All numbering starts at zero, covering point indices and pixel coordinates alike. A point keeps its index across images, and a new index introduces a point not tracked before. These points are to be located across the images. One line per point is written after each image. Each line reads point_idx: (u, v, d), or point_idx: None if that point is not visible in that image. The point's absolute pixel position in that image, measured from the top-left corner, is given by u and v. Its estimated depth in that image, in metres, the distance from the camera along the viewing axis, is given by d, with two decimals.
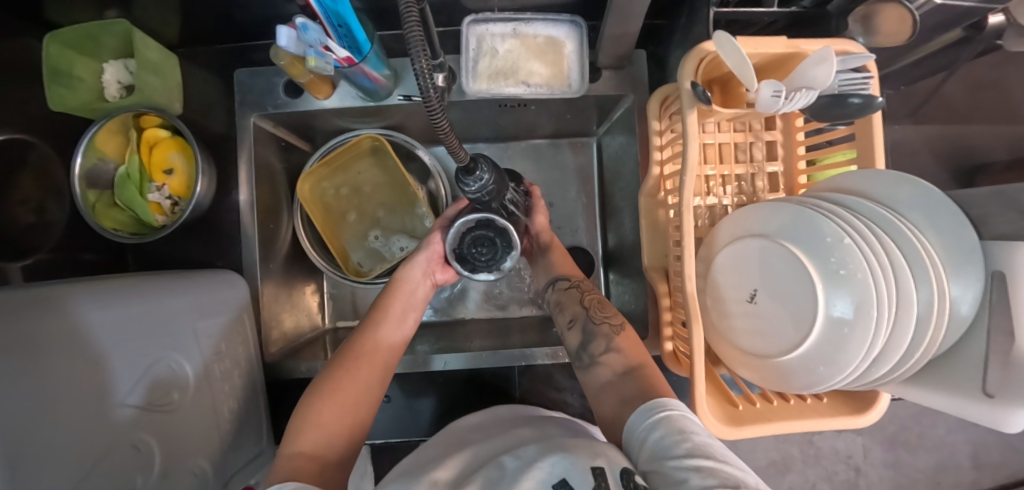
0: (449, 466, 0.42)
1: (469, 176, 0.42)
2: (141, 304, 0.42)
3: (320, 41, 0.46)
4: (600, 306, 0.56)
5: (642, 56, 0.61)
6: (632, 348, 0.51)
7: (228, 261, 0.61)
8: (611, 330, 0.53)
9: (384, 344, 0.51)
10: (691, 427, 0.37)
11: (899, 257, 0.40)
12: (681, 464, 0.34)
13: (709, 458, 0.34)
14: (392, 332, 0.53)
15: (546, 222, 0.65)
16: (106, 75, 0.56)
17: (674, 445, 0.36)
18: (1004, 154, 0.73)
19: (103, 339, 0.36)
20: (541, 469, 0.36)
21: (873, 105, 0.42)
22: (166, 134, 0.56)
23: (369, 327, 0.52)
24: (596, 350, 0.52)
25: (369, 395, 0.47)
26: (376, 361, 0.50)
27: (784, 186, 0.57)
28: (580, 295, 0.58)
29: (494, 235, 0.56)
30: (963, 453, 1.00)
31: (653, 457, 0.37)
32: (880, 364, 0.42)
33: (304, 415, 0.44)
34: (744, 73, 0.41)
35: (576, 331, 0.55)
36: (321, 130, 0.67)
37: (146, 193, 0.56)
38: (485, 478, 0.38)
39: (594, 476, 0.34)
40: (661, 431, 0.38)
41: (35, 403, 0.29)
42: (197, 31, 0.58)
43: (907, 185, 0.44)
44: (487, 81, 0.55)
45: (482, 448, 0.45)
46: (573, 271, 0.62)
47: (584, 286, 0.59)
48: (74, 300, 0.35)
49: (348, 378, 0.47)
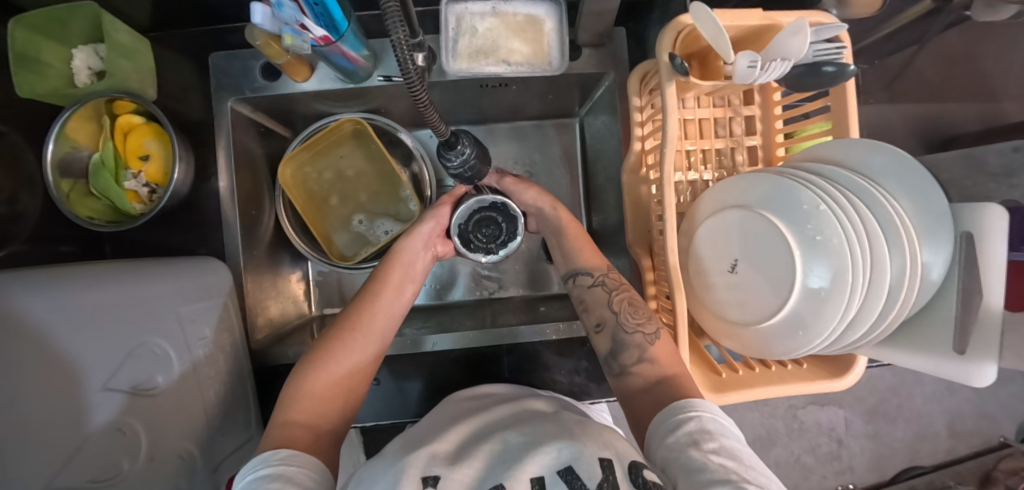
0: (448, 438, 0.42)
1: (450, 150, 0.42)
2: (112, 292, 0.40)
3: (296, 19, 0.45)
4: (632, 309, 0.51)
5: (622, 33, 0.61)
6: (668, 357, 0.46)
7: (210, 249, 0.60)
8: (644, 340, 0.48)
9: (382, 314, 0.51)
10: (719, 429, 0.38)
11: (873, 222, 0.41)
12: (705, 456, 0.35)
13: (734, 459, 0.35)
14: (390, 302, 0.53)
15: (536, 195, 0.62)
16: (75, 60, 0.55)
17: (699, 440, 0.36)
18: (976, 128, 0.74)
19: (73, 329, 0.35)
20: (547, 454, 0.36)
21: (846, 73, 0.43)
22: (140, 120, 0.55)
23: (364, 300, 0.52)
24: (627, 361, 0.48)
25: (362, 369, 0.48)
26: (372, 334, 0.50)
27: (763, 159, 0.58)
28: (607, 296, 0.53)
29: (500, 220, 0.60)
30: (941, 423, 1.04)
31: (673, 446, 0.37)
32: (856, 327, 0.43)
33: (298, 386, 0.45)
34: (721, 46, 0.41)
35: (606, 336, 0.51)
36: (301, 114, 0.67)
37: (122, 181, 0.55)
38: (486, 452, 0.39)
39: (602, 468, 0.34)
40: (688, 424, 0.38)
41: (10, 385, 0.29)
42: (169, 14, 0.57)
43: (881, 153, 0.45)
44: (467, 60, 0.55)
45: (481, 423, 0.45)
46: (599, 265, 0.56)
47: (610, 283, 0.54)
48: (46, 286, 0.35)
49: (341, 352, 0.48)
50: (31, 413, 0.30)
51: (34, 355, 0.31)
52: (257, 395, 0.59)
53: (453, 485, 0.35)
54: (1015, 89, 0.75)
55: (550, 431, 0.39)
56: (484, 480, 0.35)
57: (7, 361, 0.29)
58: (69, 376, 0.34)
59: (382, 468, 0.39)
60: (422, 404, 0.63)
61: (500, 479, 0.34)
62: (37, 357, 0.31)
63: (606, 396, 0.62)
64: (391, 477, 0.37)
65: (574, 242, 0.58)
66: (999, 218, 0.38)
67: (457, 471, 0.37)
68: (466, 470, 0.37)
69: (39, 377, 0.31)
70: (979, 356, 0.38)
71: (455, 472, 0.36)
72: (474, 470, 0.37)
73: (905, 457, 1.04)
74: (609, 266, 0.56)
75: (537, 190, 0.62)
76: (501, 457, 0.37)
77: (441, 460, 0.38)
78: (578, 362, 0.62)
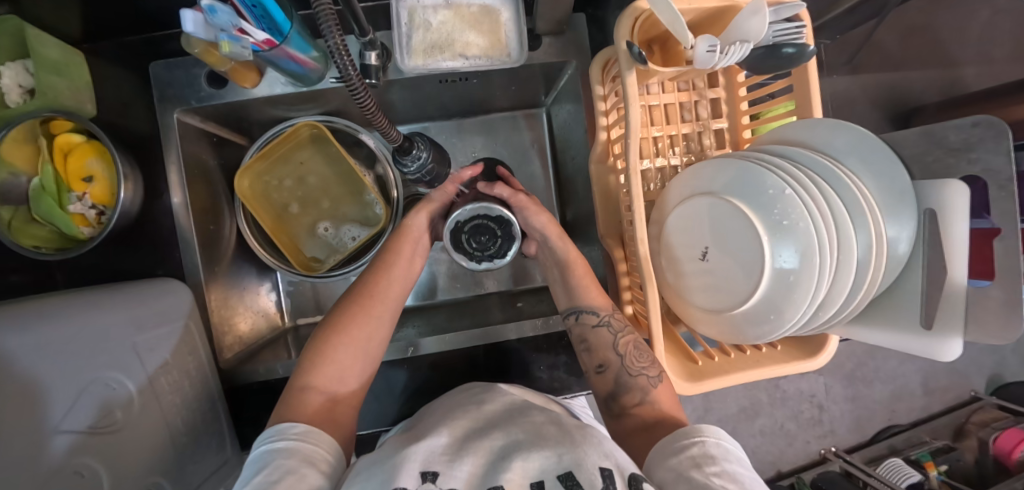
0: (446, 433, 0.41)
1: (405, 156, 0.41)
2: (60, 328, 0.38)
3: (233, 24, 0.42)
4: (638, 352, 0.49)
5: (581, 19, 0.59)
6: (667, 401, 0.47)
7: (169, 269, 0.58)
8: (647, 383, 0.48)
9: (395, 284, 0.52)
10: (722, 454, 0.37)
11: (838, 202, 0.41)
12: (707, 478, 0.34)
13: (735, 484, 0.34)
14: (402, 274, 0.54)
15: (547, 220, 0.58)
16: (2, 78, 0.49)
17: (701, 463, 0.36)
18: (936, 97, 0.75)
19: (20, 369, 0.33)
20: (546, 458, 0.35)
21: (805, 54, 0.43)
22: (79, 138, 0.52)
23: (377, 270, 0.53)
24: (627, 403, 0.48)
25: (380, 335, 0.50)
26: (387, 306, 0.51)
27: (729, 142, 0.57)
28: (612, 338, 0.51)
29: (495, 230, 0.54)
30: (915, 382, 1.08)
31: (671, 469, 0.37)
32: (825, 308, 0.43)
33: (320, 351, 0.47)
34: (679, 30, 0.39)
35: (607, 376, 0.50)
36: (256, 121, 0.64)
37: (65, 205, 0.52)
38: (485, 450, 0.38)
39: (602, 478, 0.33)
40: (690, 449, 0.38)
41: None
42: (100, 23, 0.53)
43: (844, 132, 0.44)
44: (423, 56, 0.52)
45: (476, 418, 0.44)
46: (605, 305, 0.54)
47: (615, 324, 0.52)
48: None
49: (357, 322, 0.49)
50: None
51: None
52: (229, 415, 0.57)
53: (454, 482, 0.34)
54: (972, 56, 0.77)
55: (541, 433, 0.39)
56: (483, 481, 0.34)
57: None
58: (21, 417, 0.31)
59: (378, 459, 0.38)
60: (402, 408, 0.62)
61: (498, 479, 0.33)
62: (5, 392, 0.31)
63: (586, 389, 0.62)
64: (387, 469, 0.35)
65: (580, 278, 0.56)
66: (959, 194, 0.38)
67: (458, 468, 0.35)
68: (465, 467, 0.36)
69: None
70: (945, 331, 0.39)
71: (455, 470, 0.35)
72: (474, 467, 0.36)
73: (884, 417, 1.08)
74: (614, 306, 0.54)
75: (547, 215, 0.58)
76: (499, 454, 0.37)
77: (439, 456, 0.37)
78: (556, 357, 0.63)
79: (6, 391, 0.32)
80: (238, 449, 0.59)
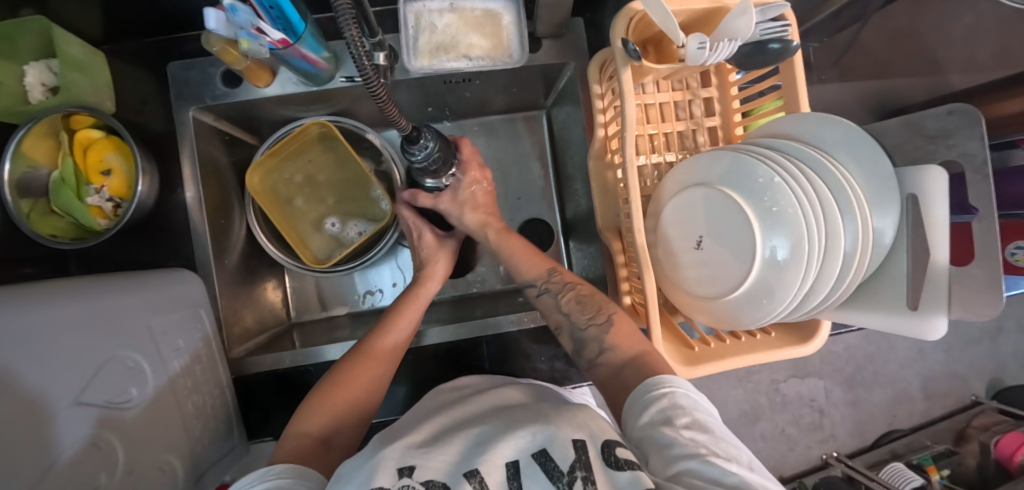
0: (422, 430, 0.41)
1: (413, 145, 0.42)
2: (95, 302, 0.40)
3: (251, 23, 0.44)
4: (580, 305, 0.52)
5: (579, 23, 0.62)
6: (625, 339, 0.47)
7: (181, 260, 0.59)
8: (597, 330, 0.49)
9: (397, 336, 0.54)
10: (691, 403, 0.38)
11: (825, 191, 0.43)
12: (677, 432, 0.35)
13: (705, 432, 0.35)
14: (405, 331, 0.55)
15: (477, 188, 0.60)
16: (28, 77, 0.52)
17: (672, 416, 0.37)
18: (925, 99, 0.78)
19: (56, 337, 0.34)
20: (521, 438, 0.36)
21: (790, 49, 0.46)
22: (99, 134, 0.54)
23: (388, 321, 0.55)
24: (591, 355, 0.49)
25: (376, 392, 0.50)
26: (389, 361, 0.52)
27: (723, 138, 0.60)
28: (555, 301, 0.54)
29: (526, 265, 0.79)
30: (914, 385, 1.08)
31: (644, 425, 0.38)
32: (816, 292, 0.44)
33: (320, 399, 0.47)
34: (671, 29, 0.42)
35: (566, 336, 0.53)
36: (266, 120, 0.67)
37: (83, 197, 0.53)
38: (461, 440, 0.38)
39: (575, 449, 0.34)
40: (661, 401, 0.38)
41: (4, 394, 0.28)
42: (120, 25, 0.56)
43: (830, 124, 0.46)
44: (428, 57, 0.55)
45: (456, 415, 0.44)
46: (540, 272, 0.56)
47: (553, 288, 0.55)
48: (26, 298, 0.34)
49: (361, 372, 0.50)
50: (31, 420, 0.31)
51: (27, 353, 0.31)
52: (237, 404, 0.59)
53: (429, 473, 0.34)
54: (960, 62, 0.80)
55: (535, 415, 0.40)
56: (461, 464, 0.34)
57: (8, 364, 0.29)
58: (57, 379, 0.33)
59: (358, 463, 0.37)
60: (406, 399, 0.63)
61: (474, 464, 0.33)
62: (38, 355, 0.32)
63: (587, 380, 0.64)
64: (364, 469, 0.35)
65: (511, 252, 0.59)
66: (938, 178, 0.41)
67: (433, 458, 0.35)
68: (442, 456, 0.36)
69: (25, 387, 0.30)
70: (931, 310, 0.41)
71: (430, 460, 0.35)
72: (450, 457, 0.36)
73: (884, 421, 1.08)
74: (550, 270, 0.56)
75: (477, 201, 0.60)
76: (476, 442, 0.37)
77: (414, 450, 0.37)
78: (557, 348, 0.64)
79: (57, 354, 0.34)
80: (244, 438, 0.60)
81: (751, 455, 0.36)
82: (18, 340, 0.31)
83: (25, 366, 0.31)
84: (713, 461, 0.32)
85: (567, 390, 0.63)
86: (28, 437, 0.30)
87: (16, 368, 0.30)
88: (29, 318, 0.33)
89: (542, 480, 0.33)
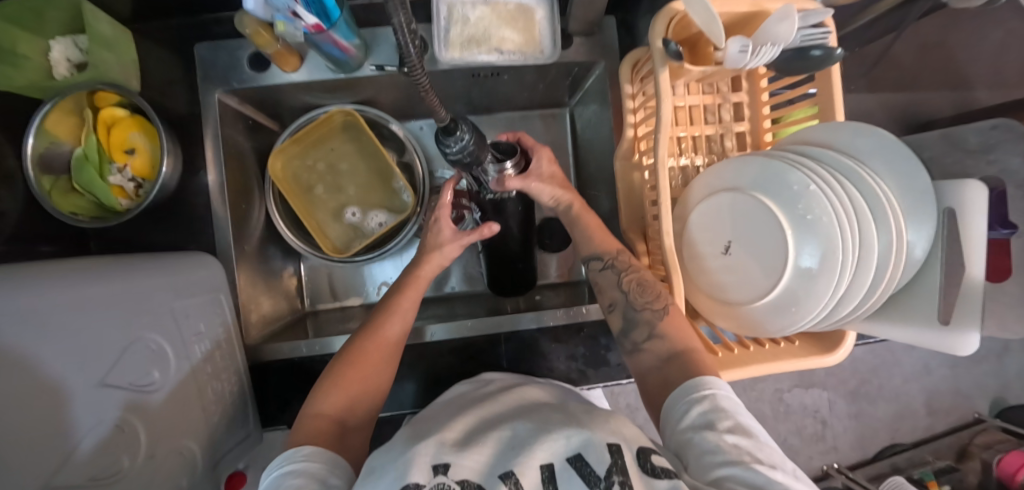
0: (454, 427, 0.40)
1: (448, 136, 0.40)
2: (120, 282, 0.39)
3: (288, 7, 0.43)
4: (640, 288, 0.49)
5: (610, 22, 0.61)
6: (678, 332, 0.46)
7: (201, 245, 0.59)
8: (653, 315, 0.47)
9: (401, 312, 0.51)
10: (733, 406, 0.38)
11: (860, 201, 0.43)
12: (720, 437, 0.35)
13: (747, 437, 0.35)
14: (410, 306, 0.52)
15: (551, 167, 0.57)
16: (53, 52, 0.51)
17: (714, 420, 0.36)
18: (950, 113, 0.77)
19: (84, 317, 0.34)
20: (555, 441, 0.35)
21: (834, 57, 0.44)
22: (123, 112, 0.53)
23: (393, 298, 0.52)
24: (639, 338, 0.48)
25: (386, 371, 0.48)
26: (393, 341, 0.50)
27: (751, 144, 0.59)
28: (617, 277, 0.52)
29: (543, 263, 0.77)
30: (918, 401, 1.08)
31: (684, 428, 0.38)
32: (846, 303, 0.44)
33: (333, 381, 0.46)
34: (713, 31, 0.41)
35: (617, 314, 0.51)
36: (288, 107, 0.66)
37: (106, 175, 0.53)
38: (494, 440, 0.37)
39: (610, 453, 0.33)
40: (701, 404, 0.38)
41: (29, 375, 0.28)
42: (149, 4, 0.55)
43: (867, 136, 0.46)
44: (459, 49, 0.54)
45: (485, 413, 0.43)
46: (609, 248, 0.54)
47: (620, 265, 0.52)
48: (55, 275, 0.34)
49: (366, 352, 0.48)
50: (59, 402, 0.30)
51: (58, 332, 0.31)
52: (253, 391, 0.58)
53: (464, 472, 0.33)
54: (987, 77, 0.79)
55: (564, 416, 0.39)
56: (495, 466, 0.34)
57: (36, 345, 0.29)
58: (87, 359, 0.33)
59: (389, 457, 0.37)
60: (420, 393, 0.63)
61: (509, 465, 0.33)
62: (68, 335, 0.32)
63: (603, 382, 0.64)
64: (399, 465, 0.34)
65: (586, 227, 0.57)
66: (978, 192, 0.40)
67: (467, 458, 0.35)
68: (475, 456, 0.35)
69: (53, 367, 0.30)
70: (963, 326, 0.40)
71: (465, 460, 0.35)
72: (483, 457, 0.35)
73: (887, 435, 1.08)
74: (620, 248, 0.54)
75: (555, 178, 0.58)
76: (510, 444, 0.36)
77: (448, 448, 0.36)
78: (575, 348, 0.63)
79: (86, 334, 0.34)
80: (258, 425, 0.59)
81: (794, 463, 0.36)
82: (50, 318, 0.30)
83: (55, 346, 0.30)
84: (758, 469, 0.32)
85: (583, 390, 0.63)
86: (55, 417, 0.30)
87: (46, 347, 0.30)
88: (58, 296, 0.32)
89: (579, 482, 0.33)
